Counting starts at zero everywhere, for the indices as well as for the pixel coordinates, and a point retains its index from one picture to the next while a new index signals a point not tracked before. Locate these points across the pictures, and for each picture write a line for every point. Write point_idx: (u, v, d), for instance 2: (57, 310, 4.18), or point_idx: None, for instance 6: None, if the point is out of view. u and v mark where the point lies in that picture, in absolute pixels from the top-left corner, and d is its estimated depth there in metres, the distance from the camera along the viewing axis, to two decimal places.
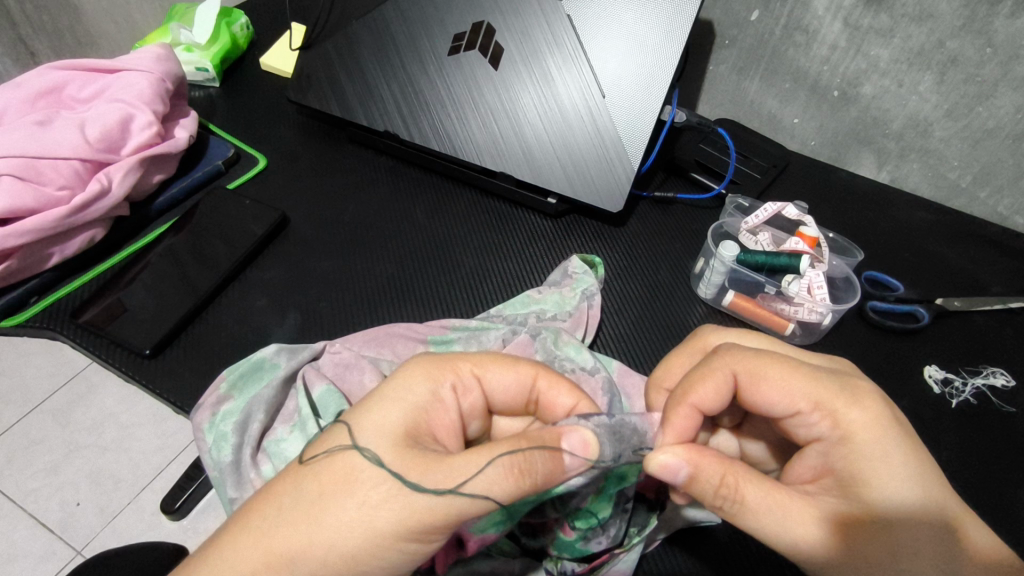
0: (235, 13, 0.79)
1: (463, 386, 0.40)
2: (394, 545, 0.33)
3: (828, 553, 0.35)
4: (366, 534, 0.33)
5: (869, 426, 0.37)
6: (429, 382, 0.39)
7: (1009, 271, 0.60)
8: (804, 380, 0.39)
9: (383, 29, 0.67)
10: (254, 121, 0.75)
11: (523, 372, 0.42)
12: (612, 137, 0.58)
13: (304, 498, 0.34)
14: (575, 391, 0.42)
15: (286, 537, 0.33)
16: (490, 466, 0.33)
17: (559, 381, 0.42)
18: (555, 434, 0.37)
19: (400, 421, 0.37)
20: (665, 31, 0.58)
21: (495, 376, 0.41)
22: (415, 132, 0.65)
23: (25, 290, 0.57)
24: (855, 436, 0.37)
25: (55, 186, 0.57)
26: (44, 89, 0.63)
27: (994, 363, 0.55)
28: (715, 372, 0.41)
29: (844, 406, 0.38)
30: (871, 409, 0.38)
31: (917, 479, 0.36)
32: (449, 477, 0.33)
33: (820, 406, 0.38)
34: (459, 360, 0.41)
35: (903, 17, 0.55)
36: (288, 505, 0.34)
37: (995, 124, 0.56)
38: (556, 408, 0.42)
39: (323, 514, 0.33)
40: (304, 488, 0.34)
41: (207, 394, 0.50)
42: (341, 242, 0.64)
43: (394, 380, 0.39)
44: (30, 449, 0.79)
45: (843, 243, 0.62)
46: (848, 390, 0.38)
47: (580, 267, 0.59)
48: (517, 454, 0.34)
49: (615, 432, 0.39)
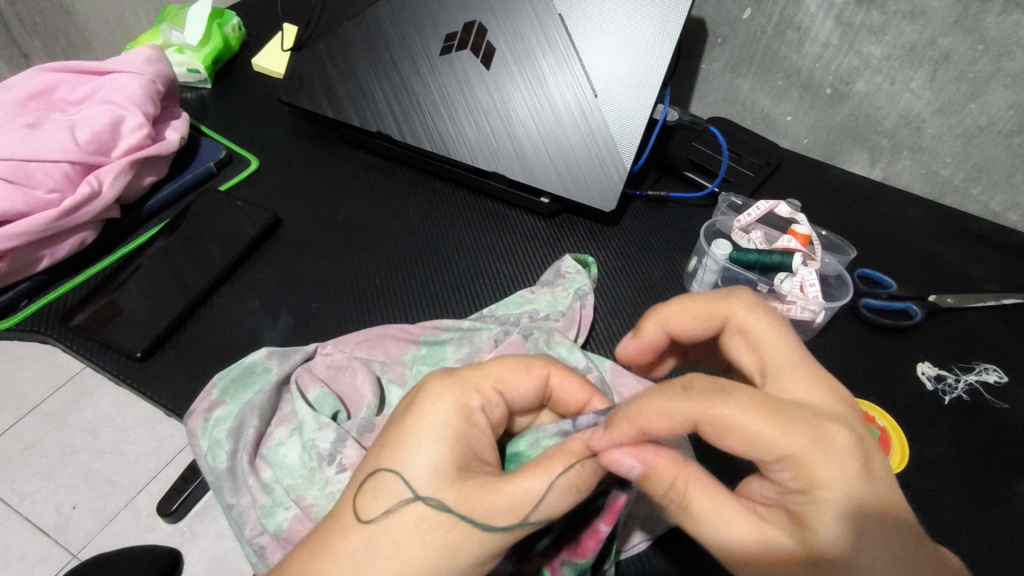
0: (227, 14, 0.79)
1: (489, 405, 0.39)
2: (471, 569, 0.35)
3: (762, 569, 0.33)
4: (451, 570, 0.34)
5: (841, 487, 0.32)
6: (460, 408, 0.37)
7: (1002, 268, 0.60)
8: (775, 425, 0.32)
9: (374, 29, 0.67)
10: (247, 121, 0.75)
11: (537, 375, 0.41)
12: (604, 136, 0.58)
13: (380, 554, 0.33)
14: (587, 386, 0.43)
15: None
16: (553, 490, 0.35)
17: (571, 377, 0.42)
18: (593, 442, 0.38)
19: (449, 457, 0.35)
20: (657, 29, 0.58)
21: (514, 386, 0.40)
22: (407, 132, 0.65)
23: (18, 292, 0.57)
24: (819, 489, 0.32)
25: (46, 189, 0.57)
26: (33, 92, 0.63)
27: (986, 360, 0.55)
28: (676, 404, 0.35)
29: (816, 460, 0.32)
30: (848, 470, 0.32)
31: (880, 542, 0.31)
32: (512, 510, 0.34)
33: (787, 457, 0.32)
34: (477, 376, 0.39)
35: (895, 14, 0.55)
36: (362, 560, 0.33)
37: (987, 121, 0.56)
38: (568, 402, 0.42)
39: (402, 566, 0.33)
40: (378, 544, 0.33)
41: (200, 399, 0.50)
42: (334, 243, 0.64)
43: (425, 414, 0.37)
44: (24, 451, 0.79)
45: (836, 241, 0.62)
46: (821, 442, 0.32)
47: (574, 267, 0.59)
48: (574, 473, 0.36)
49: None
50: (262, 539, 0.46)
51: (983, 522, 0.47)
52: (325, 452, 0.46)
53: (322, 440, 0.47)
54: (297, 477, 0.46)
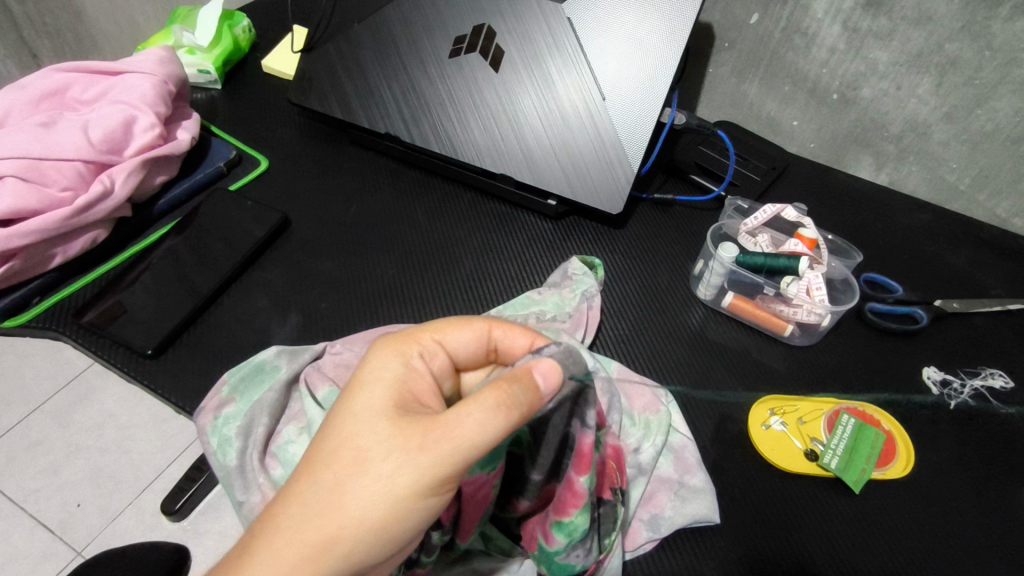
0: (237, 15, 0.80)
1: (428, 354, 0.39)
2: (415, 504, 0.33)
3: None
4: (389, 504, 0.33)
5: None
6: (400, 357, 0.38)
7: (1008, 272, 0.61)
8: None
9: (385, 30, 0.67)
10: (256, 122, 0.75)
11: (476, 327, 0.41)
12: (612, 137, 0.59)
13: (322, 490, 0.33)
14: (529, 331, 0.42)
15: (316, 529, 0.33)
16: (478, 410, 0.33)
17: (513, 326, 0.41)
18: (524, 367, 0.36)
19: (384, 397, 0.36)
20: (666, 33, 0.58)
21: (455, 337, 0.40)
22: (416, 133, 0.65)
23: (29, 289, 0.57)
24: None
25: (58, 187, 0.58)
26: (47, 91, 0.64)
27: (992, 365, 0.55)
28: None
29: None
30: None
31: None
32: (442, 437, 0.33)
33: None
34: (418, 331, 0.40)
35: (902, 20, 0.55)
36: (308, 500, 0.33)
37: (995, 126, 0.56)
38: (516, 351, 0.41)
39: (344, 500, 0.33)
40: (320, 481, 0.34)
41: (210, 397, 0.51)
42: (342, 244, 0.64)
43: (365, 365, 0.38)
44: (31, 448, 0.79)
45: (843, 246, 0.62)
46: None
47: (581, 268, 0.59)
48: (498, 392, 0.33)
49: (569, 353, 0.38)
50: None
51: (986, 525, 0.47)
52: None
53: None
54: None
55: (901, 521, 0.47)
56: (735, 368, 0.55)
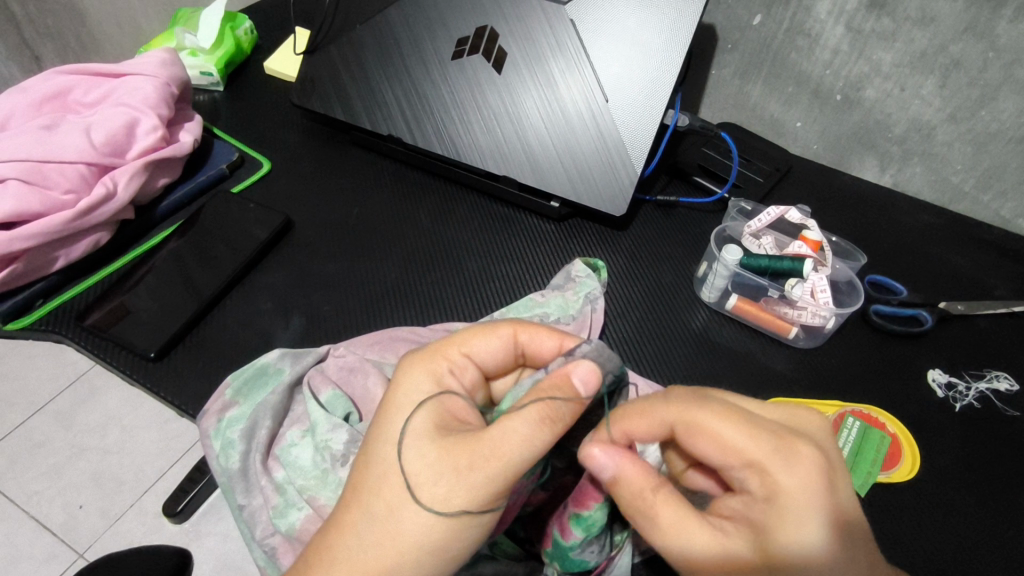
0: (240, 18, 0.80)
1: (457, 368, 0.39)
2: (470, 522, 0.34)
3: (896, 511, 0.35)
4: (444, 527, 0.33)
5: (802, 490, 0.33)
6: (431, 377, 0.38)
7: (1012, 274, 0.60)
8: (742, 431, 0.35)
9: (387, 32, 0.67)
10: (258, 124, 0.75)
11: (502, 334, 0.40)
12: (616, 140, 0.59)
13: (376, 518, 0.34)
14: (556, 331, 0.41)
15: (376, 557, 0.33)
16: (522, 425, 0.33)
17: (538, 328, 0.40)
18: (562, 374, 0.35)
19: (424, 420, 0.36)
20: (669, 36, 0.58)
21: (481, 347, 0.39)
22: (418, 135, 0.65)
23: (30, 293, 0.57)
24: (783, 497, 0.33)
25: (61, 190, 0.58)
26: (49, 94, 0.64)
27: (997, 367, 0.55)
28: (728, 425, 0.35)
29: (775, 467, 0.34)
30: (805, 473, 0.34)
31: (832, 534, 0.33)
32: (488, 455, 0.33)
33: (751, 463, 0.35)
34: (445, 345, 0.39)
35: (906, 21, 0.55)
36: (363, 530, 0.34)
37: (999, 128, 0.56)
38: (544, 354, 0.40)
39: (400, 527, 0.33)
40: (373, 509, 0.34)
41: (213, 401, 0.51)
42: (345, 246, 0.64)
43: (398, 388, 0.38)
44: (34, 450, 0.79)
45: (847, 247, 0.62)
46: (784, 452, 0.34)
47: (584, 271, 0.59)
48: (541, 405, 0.34)
49: (600, 351, 0.37)
50: (273, 540, 0.46)
51: (992, 527, 0.47)
52: (339, 453, 0.46)
53: (336, 441, 0.47)
54: (309, 478, 0.46)
55: (908, 525, 0.47)
56: (740, 371, 0.55)
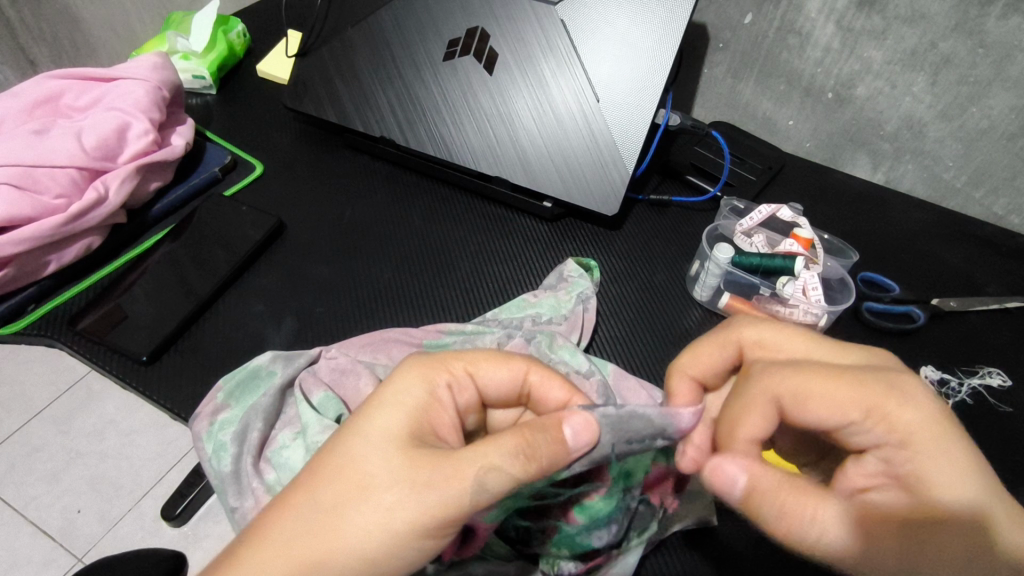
0: (232, 21, 0.80)
1: (457, 385, 0.39)
2: (412, 540, 0.33)
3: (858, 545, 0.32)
4: (385, 537, 0.33)
5: (926, 426, 0.34)
6: (425, 384, 0.38)
7: (1005, 270, 0.60)
8: (848, 386, 0.36)
9: (378, 34, 0.67)
10: (252, 128, 0.75)
11: (514, 366, 0.41)
12: (607, 140, 0.59)
13: (319, 508, 0.34)
14: (568, 385, 0.42)
15: (308, 547, 0.33)
16: (498, 455, 0.33)
17: (551, 375, 0.41)
18: (556, 419, 0.36)
19: (403, 425, 0.36)
20: (659, 35, 0.58)
21: (488, 372, 0.40)
22: (410, 136, 0.65)
23: (24, 297, 0.57)
24: (912, 440, 0.34)
25: (52, 195, 0.58)
26: (41, 98, 0.64)
27: (990, 363, 0.55)
28: (812, 388, 0.36)
29: (896, 407, 0.35)
30: (925, 409, 0.35)
31: (970, 476, 0.33)
32: (453, 475, 0.33)
33: (872, 413, 0.35)
34: (451, 359, 0.40)
35: (895, 18, 0.55)
36: (303, 517, 0.34)
37: (990, 124, 0.56)
38: (549, 402, 0.41)
39: (341, 523, 0.33)
40: (319, 499, 0.34)
41: (206, 403, 0.51)
42: (337, 247, 0.64)
43: (390, 386, 0.38)
44: (31, 455, 0.79)
45: (838, 244, 0.61)
46: (896, 390, 0.35)
47: (576, 271, 0.59)
48: (522, 443, 0.34)
49: (622, 421, 0.36)
50: None
51: None
52: None
53: (326, 443, 0.46)
54: None
55: None
56: None
